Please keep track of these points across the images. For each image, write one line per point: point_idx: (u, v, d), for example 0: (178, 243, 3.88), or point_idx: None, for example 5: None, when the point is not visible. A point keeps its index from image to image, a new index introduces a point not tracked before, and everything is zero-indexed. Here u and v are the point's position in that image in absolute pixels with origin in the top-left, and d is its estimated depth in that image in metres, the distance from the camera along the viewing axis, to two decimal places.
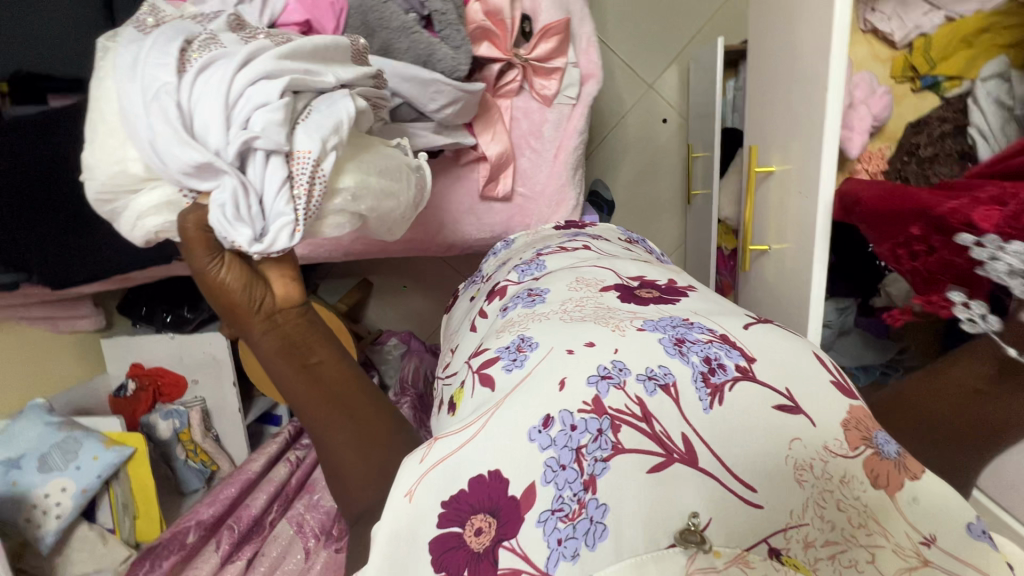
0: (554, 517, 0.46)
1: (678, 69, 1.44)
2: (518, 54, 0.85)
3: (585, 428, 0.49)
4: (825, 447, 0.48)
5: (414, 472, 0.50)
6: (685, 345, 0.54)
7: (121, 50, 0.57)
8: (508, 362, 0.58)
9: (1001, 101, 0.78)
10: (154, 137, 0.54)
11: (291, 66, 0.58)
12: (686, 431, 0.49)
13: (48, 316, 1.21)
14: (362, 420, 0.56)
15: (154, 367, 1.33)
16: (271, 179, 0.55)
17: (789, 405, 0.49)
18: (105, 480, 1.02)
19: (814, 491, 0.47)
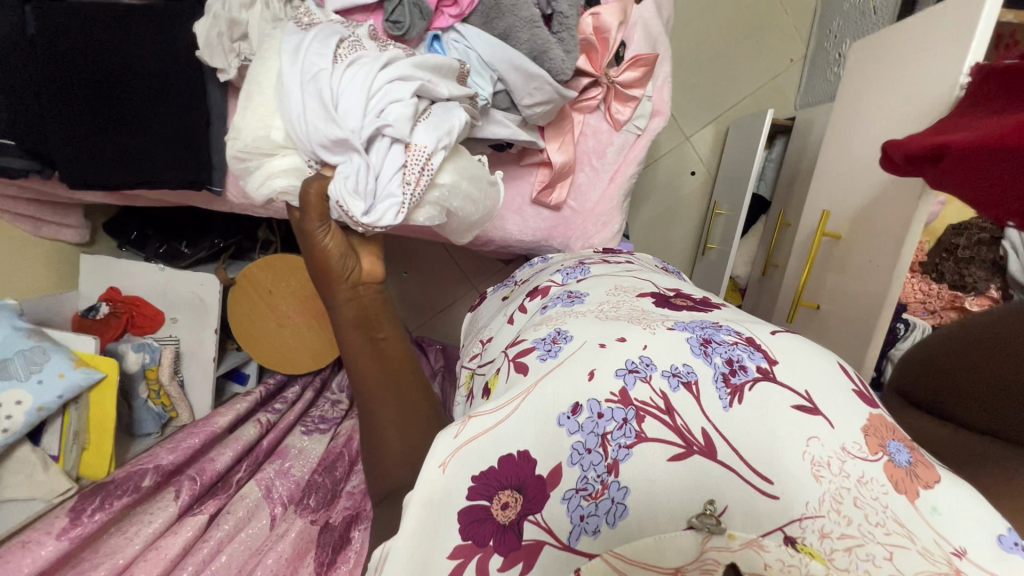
0: (577, 495, 0.47)
1: (715, 129, 1.51)
2: (607, 74, 0.87)
3: (610, 417, 0.49)
4: (843, 448, 0.44)
5: (449, 446, 0.49)
6: (710, 346, 0.52)
7: (286, 38, 0.70)
8: (542, 352, 0.58)
9: None
10: (303, 112, 0.66)
11: (422, 73, 0.69)
12: (705, 426, 0.47)
13: (34, 216, 1.12)
14: (408, 401, 0.63)
15: (132, 296, 1.24)
16: (389, 164, 0.66)
17: (808, 406, 0.47)
18: (65, 401, 0.94)
19: (832, 487, 0.42)
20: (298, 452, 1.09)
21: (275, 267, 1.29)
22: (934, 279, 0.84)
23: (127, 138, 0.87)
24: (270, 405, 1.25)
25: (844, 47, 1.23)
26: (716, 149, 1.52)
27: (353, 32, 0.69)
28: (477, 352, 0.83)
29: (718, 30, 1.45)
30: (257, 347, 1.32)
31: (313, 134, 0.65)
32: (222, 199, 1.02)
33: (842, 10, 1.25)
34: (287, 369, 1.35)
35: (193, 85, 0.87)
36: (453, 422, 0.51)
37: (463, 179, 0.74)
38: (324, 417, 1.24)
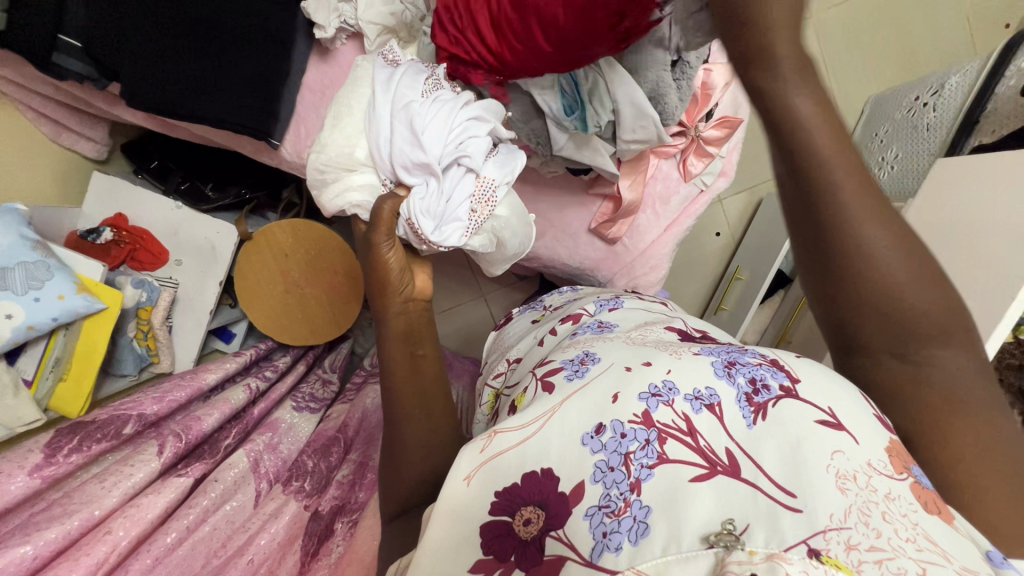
0: (600, 512, 0.42)
1: (747, 198, 1.55)
2: (696, 128, 0.89)
3: (632, 436, 0.45)
4: (869, 464, 0.42)
5: (473, 460, 0.47)
6: (733, 368, 0.50)
7: (374, 70, 0.74)
8: (569, 372, 0.55)
9: None
10: (390, 133, 0.68)
11: (495, 116, 0.75)
12: (729, 445, 0.44)
13: (57, 119, 1.07)
14: (434, 420, 0.60)
15: (142, 228, 1.17)
16: (460, 191, 0.71)
17: (831, 421, 0.44)
18: (58, 325, 0.86)
19: (859, 499, 0.39)
20: (288, 427, 1.04)
21: (301, 233, 1.25)
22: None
23: (208, 73, 0.83)
24: (258, 371, 1.18)
25: (888, 153, 1.29)
26: (744, 218, 1.57)
27: (434, 71, 0.75)
28: (502, 371, 0.76)
29: None
30: (253, 307, 1.24)
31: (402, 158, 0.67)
32: (272, 152, 0.97)
33: (892, 118, 1.32)
34: (277, 336, 1.26)
35: (282, 31, 0.83)
36: (480, 435, 0.49)
37: (515, 214, 0.78)
38: (313, 396, 1.20)
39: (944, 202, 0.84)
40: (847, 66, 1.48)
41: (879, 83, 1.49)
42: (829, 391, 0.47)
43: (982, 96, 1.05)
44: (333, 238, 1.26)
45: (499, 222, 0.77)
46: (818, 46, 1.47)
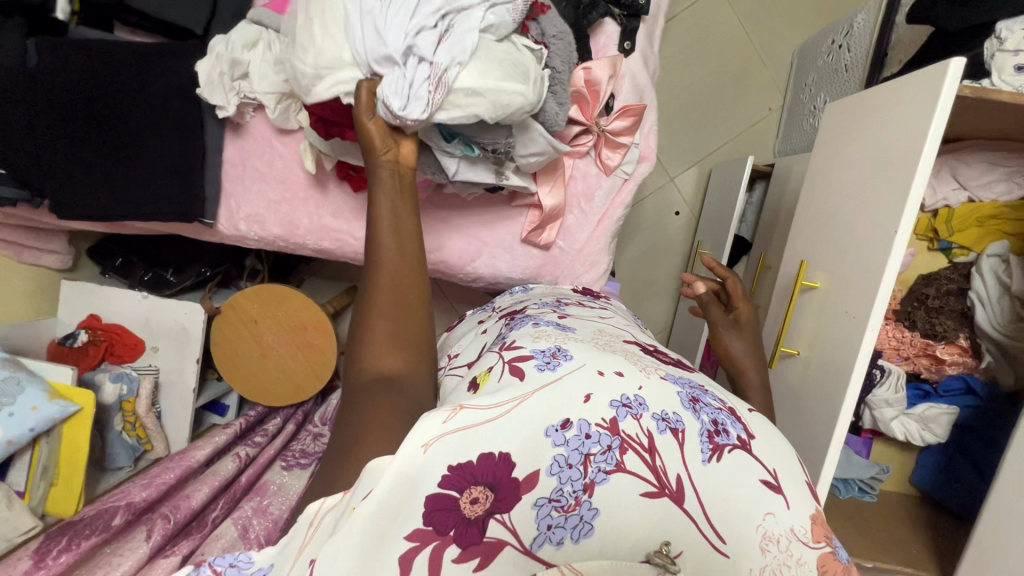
0: (549, 505, 0.41)
1: (698, 171, 1.56)
2: (598, 123, 0.89)
3: (596, 439, 0.43)
4: (791, 529, 0.43)
5: (435, 429, 0.41)
6: (698, 404, 0.48)
7: None
8: (540, 362, 0.50)
9: (1000, 279, 0.81)
10: (354, 19, 0.61)
11: None
12: (681, 473, 0.43)
13: (17, 240, 1.14)
14: (403, 291, 0.54)
15: (114, 324, 1.22)
16: (420, 70, 0.60)
17: (772, 483, 0.45)
18: (36, 434, 0.91)
19: (773, 561, 0.42)
20: (278, 488, 1.07)
21: (264, 297, 1.26)
22: (907, 326, 0.88)
23: (130, 172, 0.90)
24: (249, 438, 1.21)
25: (819, 100, 1.29)
26: (699, 191, 1.57)
27: None
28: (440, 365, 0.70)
29: (699, 80, 1.51)
30: (233, 372, 1.28)
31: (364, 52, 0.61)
32: (211, 232, 1.01)
33: (817, 65, 1.32)
34: (260, 399, 1.31)
35: (189, 120, 0.89)
36: (444, 407, 0.44)
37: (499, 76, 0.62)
38: (305, 451, 1.21)
39: (835, 157, 0.76)
40: (766, 25, 1.49)
41: (801, 34, 1.49)
42: (774, 452, 0.48)
43: (886, 26, 1.08)
44: (294, 296, 1.26)
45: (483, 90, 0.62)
46: (731, 11, 1.48)
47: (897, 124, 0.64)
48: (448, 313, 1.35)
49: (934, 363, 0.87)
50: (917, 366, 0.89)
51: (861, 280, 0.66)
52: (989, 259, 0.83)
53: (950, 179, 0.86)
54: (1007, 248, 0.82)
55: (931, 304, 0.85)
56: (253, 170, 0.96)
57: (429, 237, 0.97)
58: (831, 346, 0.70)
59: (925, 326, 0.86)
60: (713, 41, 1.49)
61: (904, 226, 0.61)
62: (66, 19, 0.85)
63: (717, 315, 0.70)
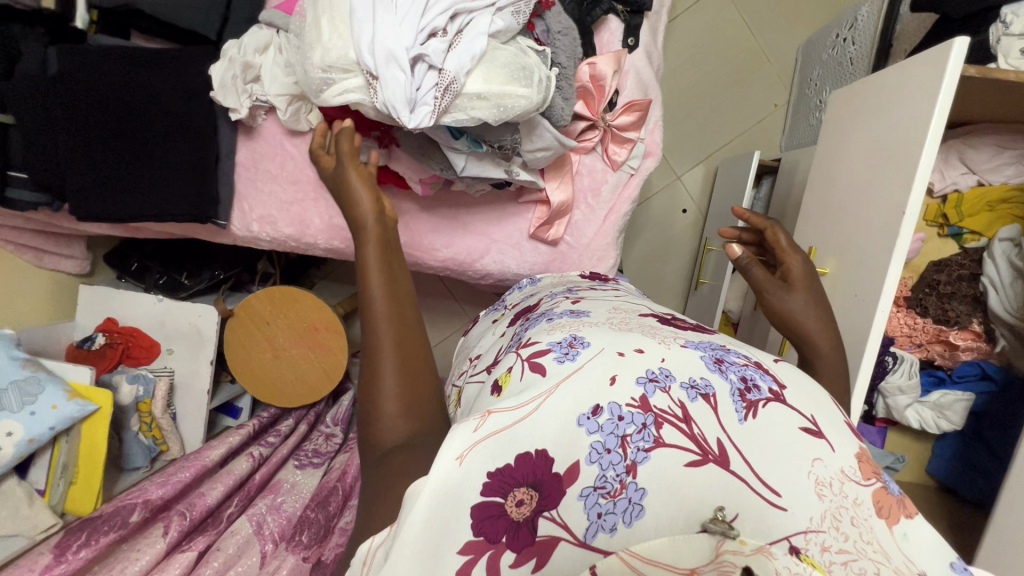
0: (595, 493, 0.39)
1: (705, 168, 1.56)
2: (604, 118, 0.90)
3: (630, 419, 0.41)
4: (842, 472, 0.40)
5: (467, 439, 0.38)
6: (723, 363, 0.45)
7: None
8: (558, 354, 0.46)
9: (1014, 263, 0.80)
10: (358, 18, 0.58)
11: None
12: (721, 436, 0.41)
13: (36, 245, 1.17)
14: (404, 343, 0.50)
15: (130, 326, 1.24)
16: (429, 77, 0.60)
17: (812, 428, 0.42)
18: (56, 433, 0.93)
19: (833, 505, 0.39)
20: (291, 486, 1.08)
21: (276, 299, 1.27)
22: (919, 313, 0.88)
23: (146, 174, 0.92)
24: (263, 438, 1.22)
25: (824, 94, 1.29)
26: (707, 186, 1.57)
27: None
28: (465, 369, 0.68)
29: (705, 77, 1.52)
30: (246, 375, 1.30)
31: (369, 51, 0.58)
32: (224, 233, 1.03)
33: (822, 59, 1.32)
34: (276, 402, 1.32)
35: (202, 122, 0.91)
36: (471, 415, 0.41)
37: (503, 82, 0.62)
38: (317, 451, 1.20)
39: (840, 150, 0.75)
40: (770, 23, 1.49)
41: (807, 31, 1.49)
42: (809, 396, 0.45)
43: (891, 19, 1.08)
44: (304, 297, 1.27)
45: (488, 99, 0.62)
46: (736, 10, 1.49)
47: (908, 105, 0.63)
48: (457, 313, 1.36)
49: (947, 350, 0.88)
50: (930, 354, 0.89)
51: (874, 261, 0.65)
52: (1001, 243, 0.82)
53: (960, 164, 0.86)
54: (1019, 232, 0.82)
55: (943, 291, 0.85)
56: (265, 171, 0.98)
57: (437, 235, 0.98)
58: (849, 329, 0.68)
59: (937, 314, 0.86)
60: (718, 39, 1.50)
61: (910, 209, 0.61)
62: (83, 27, 0.86)
63: (761, 279, 0.67)
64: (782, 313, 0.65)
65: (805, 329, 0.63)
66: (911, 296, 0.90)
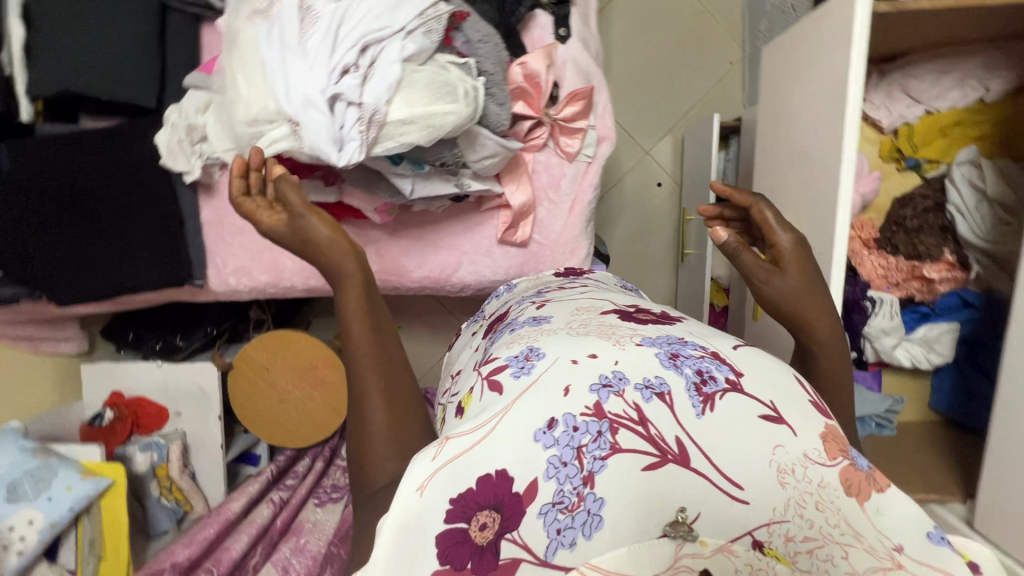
0: (554, 509, 0.38)
1: (673, 139, 1.55)
2: (548, 114, 0.91)
3: (585, 429, 0.40)
4: (805, 456, 0.40)
5: (426, 468, 0.39)
6: (679, 358, 0.45)
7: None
8: (515, 369, 0.46)
9: (975, 183, 0.85)
10: (272, 74, 0.61)
11: (371, 18, 0.62)
12: (680, 434, 0.40)
13: (31, 335, 1.20)
14: (393, 386, 0.51)
15: (136, 396, 1.26)
16: (350, 113, 0.61)
17: (772, 415, 0.41)
18: (77, 514, 0.95)
19: (796, 492, 0.39)
20: (313, 525, 1.10)
21: (270, 345, 1.29)
22: (891, 251, 0.89)
23: (114, 250, 0.94)
24: (281, 482, 1.24)
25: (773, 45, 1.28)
26: (677, 157, 1.56)
27: None
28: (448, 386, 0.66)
29: (656, 49, 1.51)
30: (255, 423, 1.32)
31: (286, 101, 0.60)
32: (203, 293, 1.05)
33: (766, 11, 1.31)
34: (290, 444, 1.34)
35: (160, 190, 0.94)
36: (431, 443, 0.41)
37: (428, 104, 0.62)
38: (336, 486, 1.21)
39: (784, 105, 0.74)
40: None
41: None
42: (770, 381, 0.44)
43: None
44: (297, 339, 1.29)
45: (415, 122, 0.62)
46: None
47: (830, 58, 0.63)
48: (450, 326, 1.36)
49: (924, 284, 0.89)
50: (909, 291, 0.90)
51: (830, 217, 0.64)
52: (960, 167, 0.87)
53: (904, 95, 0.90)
54: (973, 153, 0.87)
55: (911, 224, 0.88)
56: (231, 226, 0.99)
57: (408, 257, 0.99)
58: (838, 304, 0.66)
59: (910, 247, 0.88)
60: (661, 9, 1.49)
61: None
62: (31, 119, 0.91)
63: (750, 264, 0.61)
64: (777, 300, 0.59)
65: (805, 317, 0.58)
66: (880, 235, 0.90)
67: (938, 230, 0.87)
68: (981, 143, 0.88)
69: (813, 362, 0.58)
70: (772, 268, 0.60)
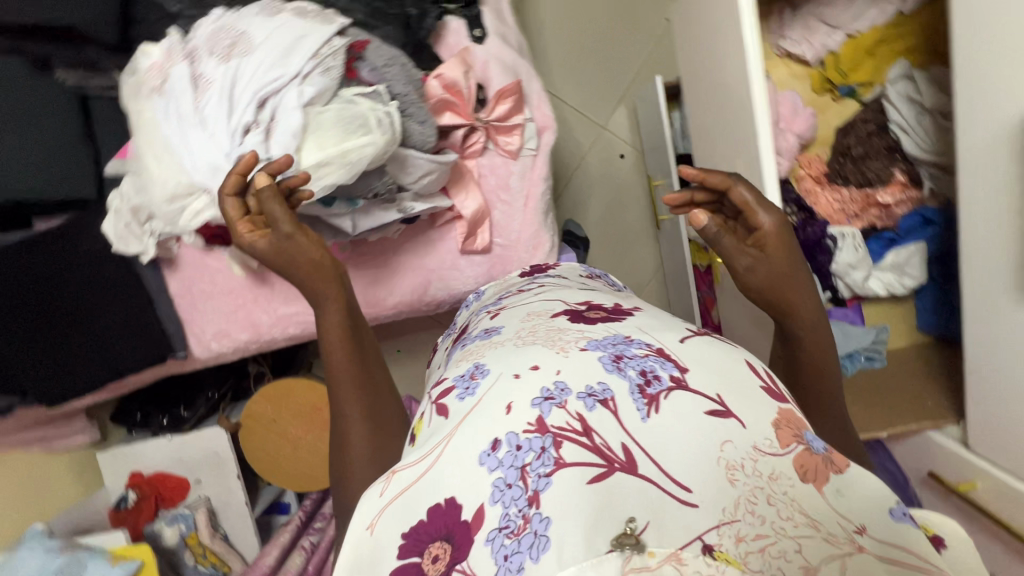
0: (500, 534, 0.37)
1: (626, 107, 1.53)
2: (479, 118, 0.90)
3: (528, 447, 0.40)
4: (755, 447, 0.40)
5: (375, 506, 0.41)
6: (623, 360, 0.45)
7: (144, 89, 0.70)
8: (461, 390, 0.46)
9: (911, 97, 0.92)
10: (180, 153, 0.67)
11: (261, 75, 0.66)
12: (625, 440, 0.40)
13: (41, 437, 1.23)
14: (370, 394, 0.58)
15: (154, 473, 1.29)
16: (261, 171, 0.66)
17: (720, 410, 0.41)
18: None
19: (746, 488, 0.38)
20: None
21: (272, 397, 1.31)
22: (842, 184, 0.96)
23: (91, 342, 0.95)
24: (310, 527, 1.26)
25: None
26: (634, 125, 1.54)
27: (194, 48, 0.68)
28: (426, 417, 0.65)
29: (588, 22, 1.49)
30: (273, 473, 1.34)
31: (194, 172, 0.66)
32: (189, 364, 1.06)
33: None
34: (309, 487, 1.34)
35: (123, 274, 0.95)
36: (381, 478, 0.43)
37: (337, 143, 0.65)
38: None
39: None
40: None
41: None
42: (718, 375, 0.44)
43: None
44: (296, 386, 1.30)
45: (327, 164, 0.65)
46: None
47: None
48: None
49: (882, 210, 0.96)
50: (870, 219, 0.97)
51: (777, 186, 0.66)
52: (895, 84, 0.94)
53: (821, 24, 0.95)
54: (904, 68, 0.93)
55: (857, 152, 0.95)
56: (200, 293, 1.00)
57: (377, 287, 0.99)
58: None
59: (859, 176, 0.95)
60: None
61: None
62: None
63: (733, 247, 0.64)
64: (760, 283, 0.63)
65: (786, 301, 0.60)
66: (830, 168, 0.97)
67: (883, 152, 0.94)
68: (910, 56, 0.94)
69: (795, 345, 0.60)
70: (755, 253, 0.63)
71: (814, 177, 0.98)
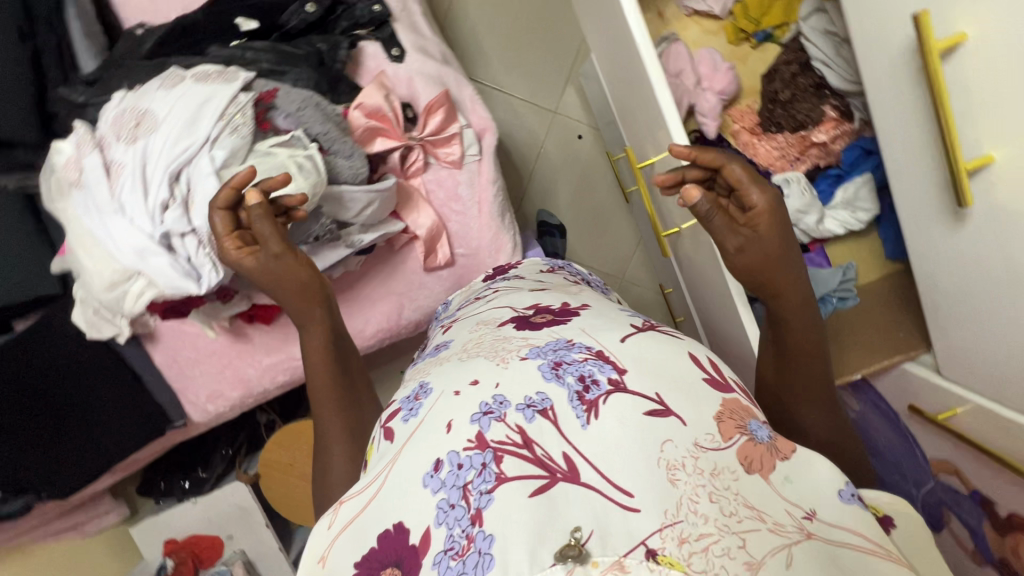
0: (446, 556, 0.37)
1: (574, 88, 1.52)
2: (412, 137, 0.89)
3: (469, 464, 0.40)
4: (696, 444, 0.41)
5: (324, 540, 0.42)
6: (562, 366, 0.45)
7: (65, 192, 0.75)
8: (406, 412, 0.47)
9: (827, 31, 0.93)
10: (111, 245, 0.73)
11: (171, 156, 0.71)
12: (566, 449, 0.40)
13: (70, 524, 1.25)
14: (350, 410, 0.62)
15: (187, 537, 1.32)
16: (190, 244, 0.73)
17: (659, 409, 0.42)
18: None
19: (687, 488, 0.38)
20: None
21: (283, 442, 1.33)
22: (777, 131, 1.01)
23: (87, 430, 0.97)
24: None
25: None
26: (585, 104, 1.53)
27: (107, 142, 0.74)
28: None
29: (518, 11, 1.47)
30: (294, 510, 1.36)
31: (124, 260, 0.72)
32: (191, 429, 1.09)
33: None
34: None
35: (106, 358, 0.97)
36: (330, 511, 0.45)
37: None
38: None
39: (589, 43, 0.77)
40: None
41: None
42: (656, 374, 0.45)
43: None
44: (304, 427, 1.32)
45: None
46: None
47: None
48: None
49: (822, 149, 1.01)
50: (812, 159, 1.02)
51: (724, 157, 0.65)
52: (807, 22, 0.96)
53: None
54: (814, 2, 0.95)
55: (783, 98, 0.99)
56: (185, 361, 1.02)
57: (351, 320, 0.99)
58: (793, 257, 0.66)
59: (789, 120, 0.99)
60: None
61: None
62: None
63: (724, 228, 0.61)
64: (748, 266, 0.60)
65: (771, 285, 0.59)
66: (761, 117, 1.02)
67: (811, 92, 0.97)
68: None
69: (782, 329, 0.59)
70: (747, 234, 0.60)
71: (748, 129, 1.04)
